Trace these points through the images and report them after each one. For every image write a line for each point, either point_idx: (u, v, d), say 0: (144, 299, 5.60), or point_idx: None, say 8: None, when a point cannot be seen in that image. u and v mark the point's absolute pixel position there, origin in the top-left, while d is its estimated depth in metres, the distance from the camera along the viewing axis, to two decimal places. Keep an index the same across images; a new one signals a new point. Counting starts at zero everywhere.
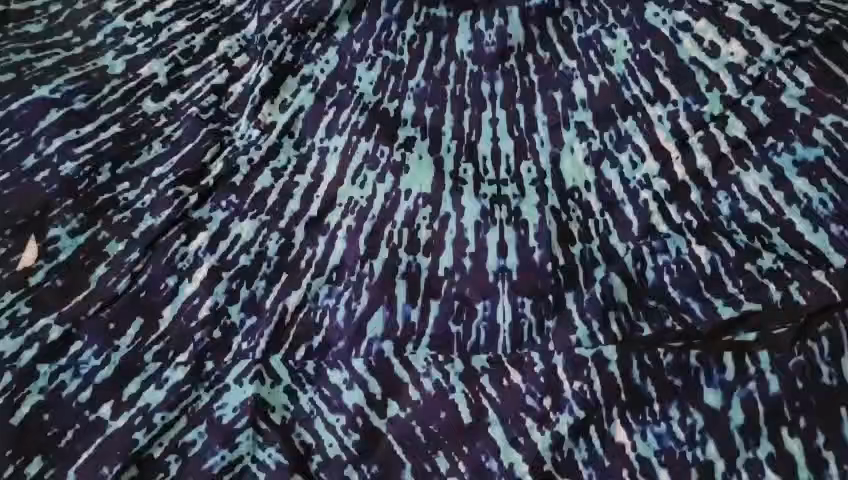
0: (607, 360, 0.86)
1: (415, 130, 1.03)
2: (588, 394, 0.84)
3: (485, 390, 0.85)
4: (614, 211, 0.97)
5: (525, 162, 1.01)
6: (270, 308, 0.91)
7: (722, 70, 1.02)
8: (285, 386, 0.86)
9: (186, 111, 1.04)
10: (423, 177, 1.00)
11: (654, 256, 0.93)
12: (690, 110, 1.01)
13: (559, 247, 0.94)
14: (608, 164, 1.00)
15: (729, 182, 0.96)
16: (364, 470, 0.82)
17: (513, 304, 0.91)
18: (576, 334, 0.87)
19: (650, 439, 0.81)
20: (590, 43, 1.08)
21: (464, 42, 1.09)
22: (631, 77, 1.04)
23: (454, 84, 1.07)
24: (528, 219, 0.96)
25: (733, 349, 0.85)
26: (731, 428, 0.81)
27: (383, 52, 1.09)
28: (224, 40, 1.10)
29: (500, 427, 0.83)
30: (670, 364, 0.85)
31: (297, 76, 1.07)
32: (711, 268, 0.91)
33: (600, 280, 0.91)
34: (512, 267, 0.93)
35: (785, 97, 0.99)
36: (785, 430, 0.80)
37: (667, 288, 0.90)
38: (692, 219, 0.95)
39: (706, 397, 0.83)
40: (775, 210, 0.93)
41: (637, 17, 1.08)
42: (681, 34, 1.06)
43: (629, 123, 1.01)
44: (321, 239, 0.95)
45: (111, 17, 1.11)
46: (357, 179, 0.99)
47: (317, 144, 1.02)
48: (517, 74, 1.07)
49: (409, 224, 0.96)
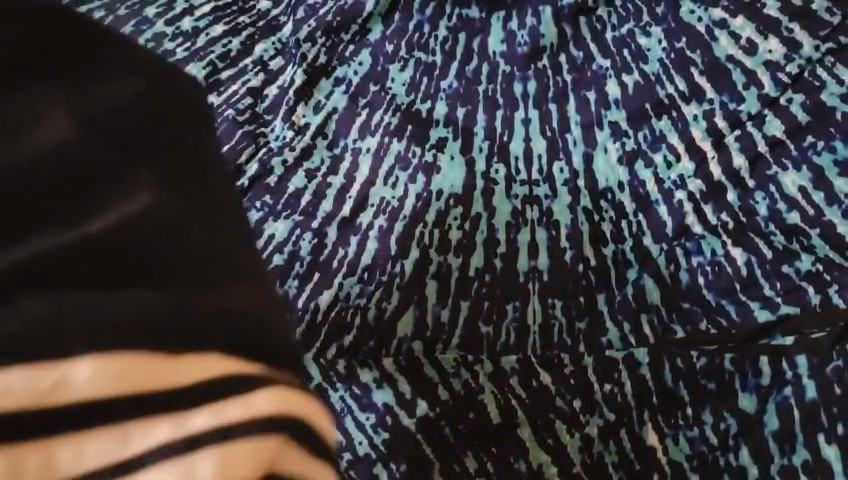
0: (638, 362, 0.84)
1: (447, 130, 1.04)
2: (618, 397, 0.82)
3: (515, 391, 0.83)
4: (648, 211, 0.95)
5: (558, 162, 1.01)
6: (302, 306, 0.91)
7: (760, 68, 1.03)
8: (316, 385, 0.85)
9: (223, 113, 1.06)
10: (454, 177, 1.00)
11: (687, 257, 0.91)
12: (727, 108, 1.01)
13: (590, 247, 0.93)
14: (642, 164, 0.99)
15: (766, 182, 0.95)
16: (393, 469, 0.80)
17: (543, 305, 0.89)
18: (607, 337, 0.87)
19: (683, 442, 0.80)
20: (624, 41, 1.09)
21: (497, 43, 1.11)
22: (666, 76, 1.05)
23: (486, 84, 1.08)
24: (560, 220, 0.96)
25: (769, 352, 0.83)
26: (766, 434, 0.79)
27: (416, 53, 1.11)
28: (260, 44, 1.13)
29: (529, 427, 0.81)
30: (703, 367, 0.83)
31: (332, 78, 1.09)
32: (747, 269, 0.90)
33: (632, 281, 0.90)
34: (543, 267, 0.92)
35: (826, 95, 1.00)
36: (823, 437, 0.78)
37: (702, 290, 0.89)
38: (728, 220, 0.93)
39: (740, 401, 0.81)
40: (814, 210, 0.93)
41: (672, 15, 1.10)
42: (717, 31, 1.07)
43: (664, 123, 1.01)
44: (354, 239, 0.96)
45: (152, 22, 1.14)
46: (389, 180, 1.00)
47: (350, 145, 1.03)
48: (550, 74, 1.08)
49: (440, 224, 0.96)
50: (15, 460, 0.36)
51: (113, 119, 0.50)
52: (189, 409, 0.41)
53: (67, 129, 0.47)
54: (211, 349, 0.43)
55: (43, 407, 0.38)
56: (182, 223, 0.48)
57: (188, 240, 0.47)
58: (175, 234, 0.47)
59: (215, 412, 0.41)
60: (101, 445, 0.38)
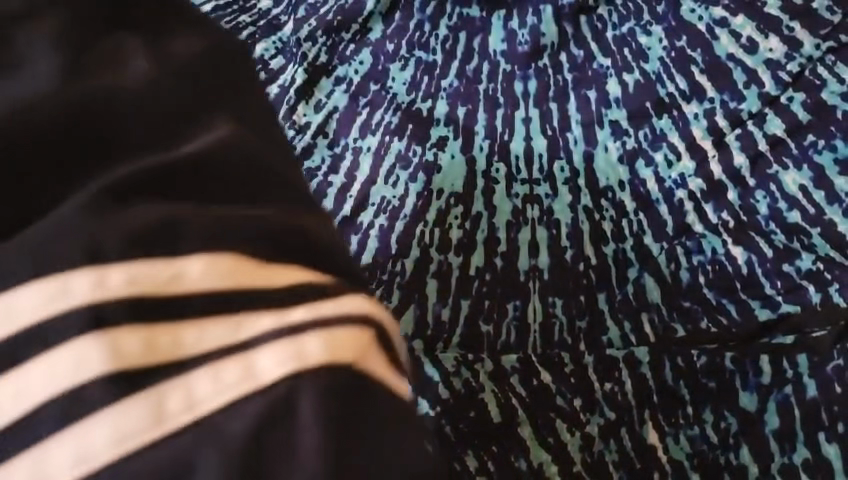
0: (639, 361, 0.84)
1: (448, 129, 1.04)
2: (619, 396, 0.82)
3: (515, 390, 0.83)
4: (649, 210, 0.95)
5: (558, 161, 1.01)
6: None
7: (760, 67, 1.03)
8: None
9: None
10: (455, 176, 1.00)
11: (688, 256, 0.91)
12: (727, 107, 1.01)
13: (591, 247, 0.93)
14: (642, 162, 0.99)
15: (767, 181, 0.95)
16: None
17: (544, 304, 0.89)
18: (607, 336, 0.87)
19: (683, 441, 0.80)
20: (625, 40, 1.09)
21: (498, 42, 1.11)
22: (666, 74, 1.05)
23: (487, 83, 1.08)
24: (560, 219, 0.96)
25: (770, 350, 0.83)
26: (766, 432, 0.79)
27: (417, 52, 1.11)
28: (261, 43, 1.12)
29: (529, 426, 0.80)
30: (704, 365, 0.83)
31: (332, 77, 1.10)
32: (747, 268, 0.90)
33: (633, 280, 0.90)
34: (543, 266, 0.92)
35: (826, 93, 1.00)
36: (823, 435, 0.78)
37: (702, 289, 0.89)
38: (729, 218, 0.93)
39: (740, 400, 0.81)
40: (815, 209, 0.93)
41: (672, 14, 1.10)
42: (718, 29, 1.07)
43: (664, 121, 1.01)
44: (354, 237, 0.94)
45: None
46: (390, 179, 0.99)
47: (350, 144, 1.03)
48: (551, 73, 1.08)
49: (440, 223, 0.96)
50: (142, 334, 0.39)
51: (192, 60, 0.53)
52: (292, 303, 0.42)
53: (146, 68, 0.51)
54: (300, 261, 0.45)
55: (161, 294, 0.40)
56: (260, 149, 0.49)
57: (262, 160, 0.49)
58: (252, 154, 0.48)
59: (311, 307, 0.42)
60: (218, 331, 0.40)
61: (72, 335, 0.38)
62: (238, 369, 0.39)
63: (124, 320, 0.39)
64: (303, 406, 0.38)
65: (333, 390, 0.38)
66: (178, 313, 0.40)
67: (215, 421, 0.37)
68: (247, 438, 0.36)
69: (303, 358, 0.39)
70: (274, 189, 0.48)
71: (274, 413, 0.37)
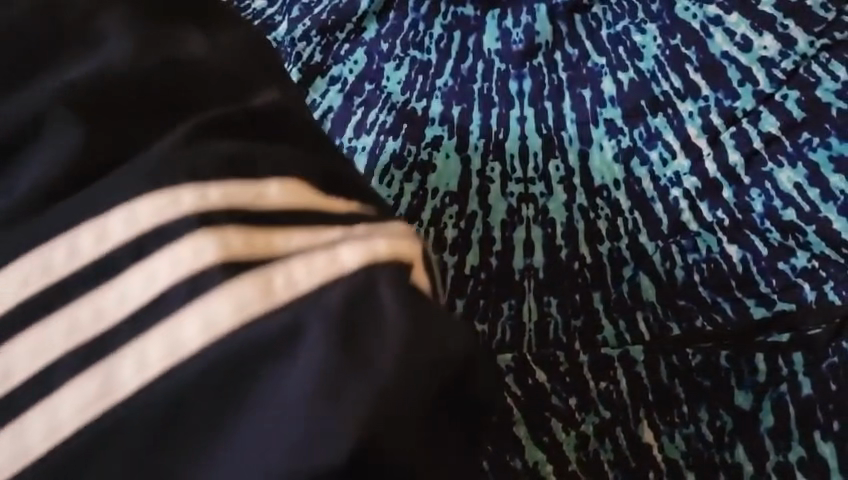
0: (634, 360, 0.83)
1: (443, 129, 1.03)
2: (614, 395, 0.82)
3: (511, 389, 0.82)
4: (644, 209, 0.95)
5: (553, 160, 1.00)
6: None
7: (754, 64, 1.03)
8: None
9: None
10: (450, 175, 0.99)
11: (683, 255, 0.91)
12: (722, 105, 1.01)
13: (585, 246, 0.93)
14: (637, 161, 0.99)
15: (762, 179, 0.95)
16: None
17: (539, 303, 0.89)
18: (603, 334, 0.86)
19: (679, 440, 0.79)
20: (619, 39, 1.09)
21: (492, 41, 1.11)
22: (661, 73, 1.05)
23: (481, 82, 1.07)
24: (555, 218, 0.96)
25: (766, 349, 0.83)
26: (761, 431, 0.79)
27: (411, 52, 1.11)
28: None
29: (524, 426, 0.80)
30: (699, 364, 0.83)
31: (327, 77, 1.09)
32: (742, 267, 0.89)
33: (628, 278, 0.90)
34: (539, 265, 0.92)
35: (820, 90, 1.00)
36: (819, 434, 0.78)
37: (697, 287, 0.89)
38: (724, 217, 0.93)
39: (735, 399, 0.81)
40: (810, 207, 0.93)
41: (667, 13, 1.10)
42: (712, 28, 1.07)
43: (659, 120, 1.01)
44: None
45: None
46: (385, 179, 0.98)
47: (345, 144, 1.02)
48: (545, 72, 1.07)
49: (436, 223, 0.95)
50: (245, 236, 0.52)
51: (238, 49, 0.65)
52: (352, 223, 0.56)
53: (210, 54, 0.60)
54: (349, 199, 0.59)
55: (255, 208, 0.53)
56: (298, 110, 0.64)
57: (305, 118, 0.64)
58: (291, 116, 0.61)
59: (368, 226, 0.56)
60: (300, 239, 0.53)
61: (187, 236, 0.50)
62: (324, 259, 0.51)
63: (227, 224, 0.52)
64: (379, 283, 0.50)
65: (394, 274, 0.51)
66: (267, 224, 0.53)
67: (314, 292, 0.49)
68: (339, 305, 0.49)
69: (373, 253, 0.52)
70: (313, 139, 0.62)
71: (358, 288, 0.50)
